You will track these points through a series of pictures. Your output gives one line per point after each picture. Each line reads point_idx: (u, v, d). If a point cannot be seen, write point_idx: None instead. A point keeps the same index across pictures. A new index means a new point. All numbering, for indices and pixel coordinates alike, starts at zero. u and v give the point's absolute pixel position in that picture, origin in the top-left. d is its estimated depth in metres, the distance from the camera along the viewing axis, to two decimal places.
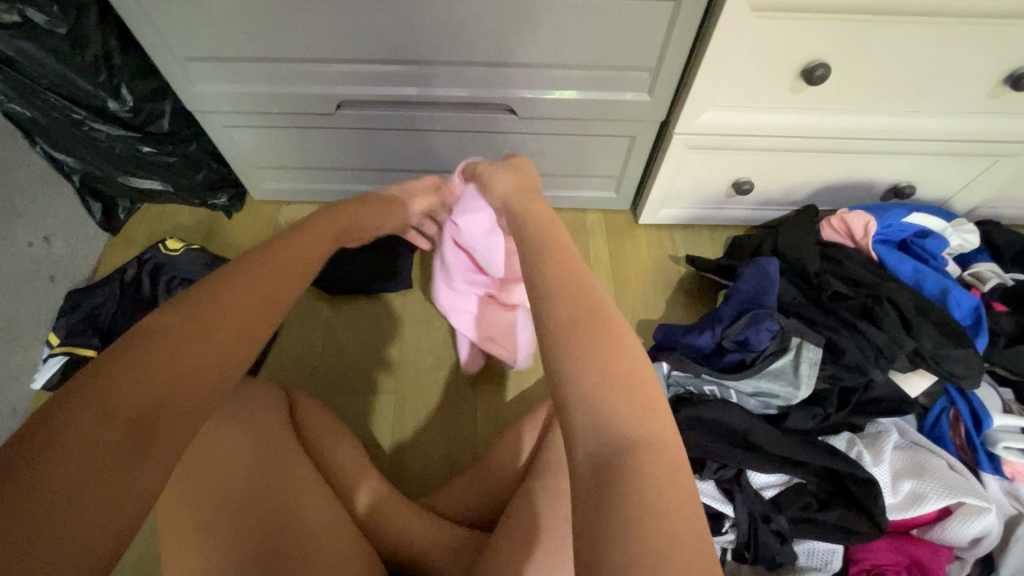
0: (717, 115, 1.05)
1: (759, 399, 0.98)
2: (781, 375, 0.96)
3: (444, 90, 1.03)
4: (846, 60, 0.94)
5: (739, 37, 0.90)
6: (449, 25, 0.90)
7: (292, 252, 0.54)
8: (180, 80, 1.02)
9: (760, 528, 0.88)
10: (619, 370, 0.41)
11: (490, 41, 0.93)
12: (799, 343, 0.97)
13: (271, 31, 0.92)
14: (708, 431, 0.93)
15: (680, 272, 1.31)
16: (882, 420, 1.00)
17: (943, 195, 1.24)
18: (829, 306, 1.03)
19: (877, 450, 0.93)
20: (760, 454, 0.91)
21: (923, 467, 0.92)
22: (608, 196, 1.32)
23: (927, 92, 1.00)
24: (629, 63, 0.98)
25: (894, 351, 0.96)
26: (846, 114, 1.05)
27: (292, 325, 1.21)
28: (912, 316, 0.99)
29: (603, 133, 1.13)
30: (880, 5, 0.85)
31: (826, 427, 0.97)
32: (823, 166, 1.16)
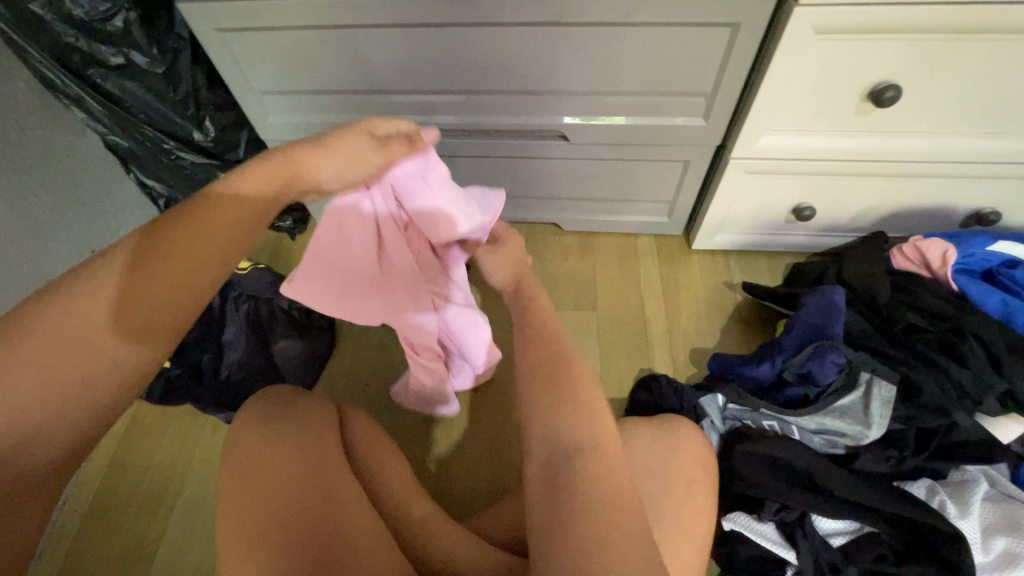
0: (774, 139, 1.02)
1: (825, 436, 0.92)
2: (849, 413, 0.91)
3: (498, 118, 1.07)
4: (916, 82, 0.90)
5: (800, 62, 0.88)
6: (506, 56, 0.94)
7: (200, 236, 0.47)
8: (257, 113, 1.11)
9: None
10: (570, 394, 0.56)
11: (542, 70, 0.96)
12: (870, 378, 0.91)
13: (338, 66, 0.99)
14: (766, 465, 0.89)
15: (735, 299, 1.26)
16: (969, 467, 0.90)
17: None
18: (903, 339, 0.96)
19: (964, 501, 0.84)
20: (828, 497, 0.85)
21: (1020, 521, 0.82)
22: (660, 222, 1.30)
23: (1010, 112, 0.93)
24: (683, 89, 0.97)
25: (981, 393, 0.89)
26: (917, 137, 0.99)
27: (344, 344, 1.25)
28: (1004, 353, 0.90)
29: (654, 159, 1.13)
30: (950, 25, 0.81)
31: (902, 471, 0.90)
32: (892, 190, 1.10)
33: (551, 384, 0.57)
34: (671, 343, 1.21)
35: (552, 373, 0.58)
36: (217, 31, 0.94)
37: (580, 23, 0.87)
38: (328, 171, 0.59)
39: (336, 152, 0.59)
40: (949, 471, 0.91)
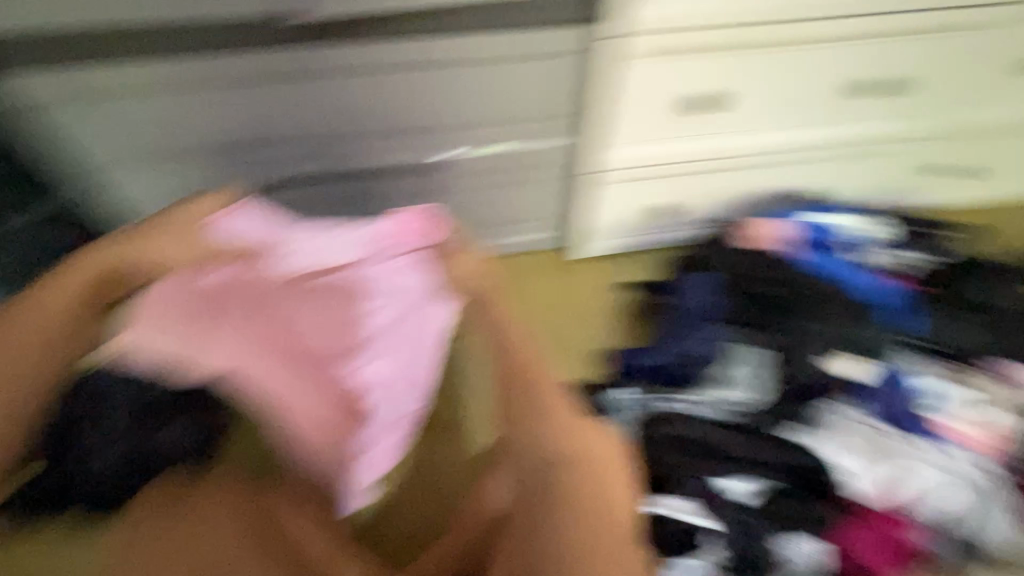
0: (613, 152, 1.11)
1: (713, 404, 1.01)
2: (718, 378, 1.03)
3: (364, 160, 1.07)
4: (711, 89, 1.04)
5: (612, 81, 1.00)
6: (359, 99, 0.97)
7: (42, 322, 0.66)
8: (91, 183, 1.01)
9: (744, 531, 0.91)
10: (542, 409, 0.66)
11: (394, 109, 1.00)
12: (740, 345, 1.05)
13: (179, 121, 0.95)
14: (676, 446, 0.97)
15: (622, 301, 1.28)
16: (819, 405, 1.01)
17: (861, 198, 1.28)
18: (751, 304, 1.09)
19: (817, 432, 0.98)
20: (732, 466, 0.94)
21: (878, 445, 0.96)
22: (545, 238, 1.36)
23: (797, 106, 1.09)
24: (527, 116, 1.05)
25: (814, 338, 1.04)
26: (730, 135, 1.13)
27: None
28: (825, 300, 1.06)
29: (521, 181, 1.17)
30: (718, 39, 0.97)
31: (775, 421, 0.99)
32: (724, 185, 1.20)
33: (521, 386, 0.68)
34: (574, 351, 1.24)
35: (524, 378, 0.69)
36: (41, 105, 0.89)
37: (425, 61, 0.94)
38: (167, 248, 0.72)
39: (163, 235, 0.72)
40: (807, 410, 1.01)
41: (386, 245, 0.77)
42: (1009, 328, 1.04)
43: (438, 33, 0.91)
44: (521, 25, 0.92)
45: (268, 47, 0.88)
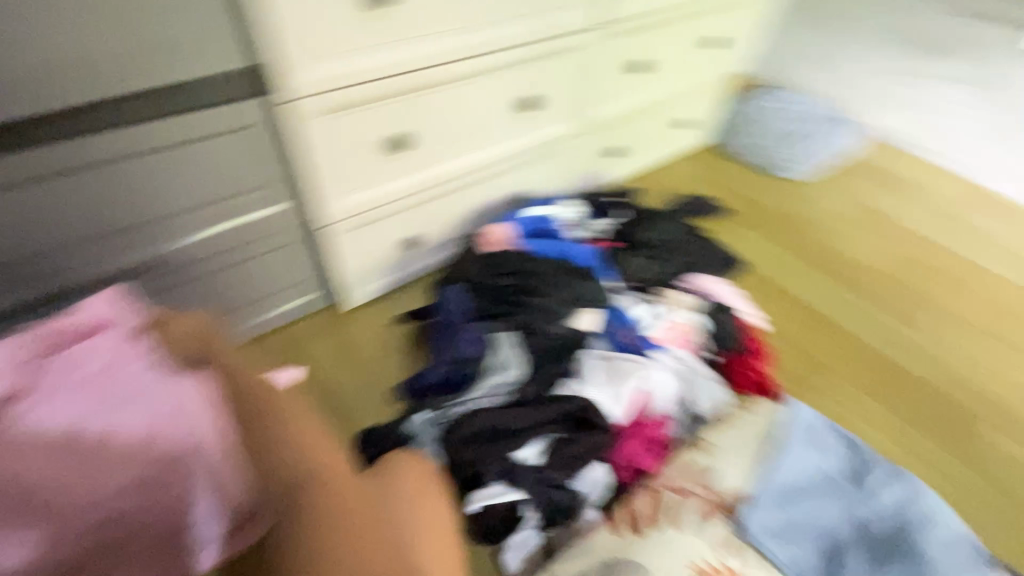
0: (340, 201, 0.95)
1: (489, 390, 0.88)
2: (494, 369, 0.89)
3: (70, 277, 0.82)
4: (417, 129, 0.97)
5: (305, 139, 0.86)
6: (40, 210, 0.75)
7: None
8: None
9: (544, 493, 0.78)
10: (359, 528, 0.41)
11: (74, 212, 0.77)
12: (496, 332, 0.92)
13: None
14: (465, 438, 0.81)
15: (400, 331, 1.10)
16: (590, 353, 0.93)
17: (589, 176, 1.41)
18: (502, 297, 0.98)
19: (588, 378, 0.89)
20: (516, 436, 0.82)
21: (618, 370, 0.89)
22: (308, 299, 1.10)
23: (512, 118, 1.09)
24: (235, 189, 0.88)
25: (560, 308, 0.96)
26: (455, 157, 1.06)
27: None
28: (557, 272, 1.01)
29: (248, 257, 0.97)
30: (401, 78, 0.89)
31: (548, 381, 0.88)
32: (467, 195, 1.14)
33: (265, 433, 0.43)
34: (363, 395, 1.01)
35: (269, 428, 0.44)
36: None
37: (95, 161, 0.75)
38: None
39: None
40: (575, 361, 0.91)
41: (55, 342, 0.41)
42: (698, 251, 1.19)
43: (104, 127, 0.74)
44: (197, 107, 0.79)
45: None
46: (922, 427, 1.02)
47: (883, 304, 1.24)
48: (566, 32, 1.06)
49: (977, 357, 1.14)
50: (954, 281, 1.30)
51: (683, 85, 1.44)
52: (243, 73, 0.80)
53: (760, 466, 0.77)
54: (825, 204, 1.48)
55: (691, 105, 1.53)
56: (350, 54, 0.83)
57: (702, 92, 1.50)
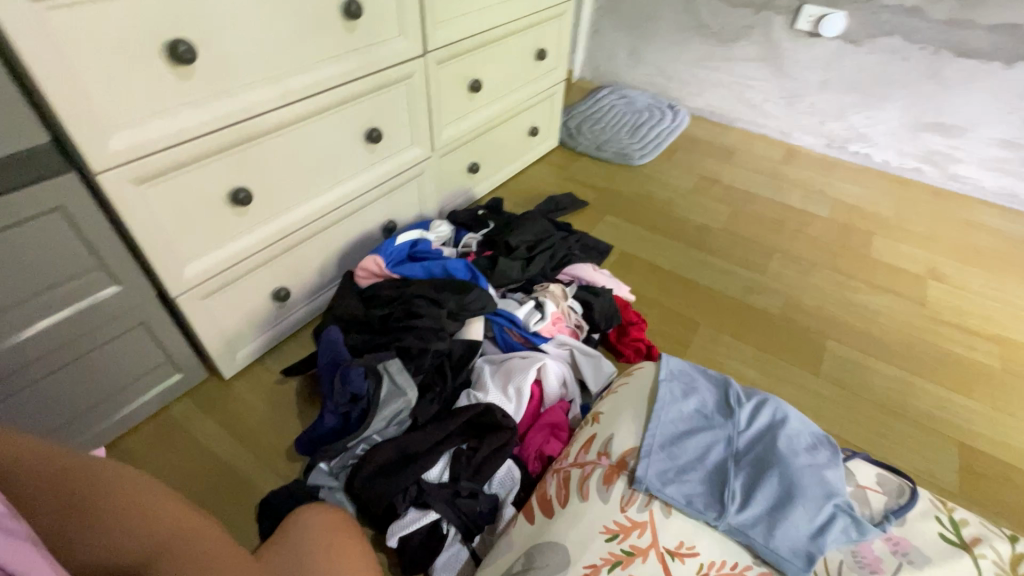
0: (198, 266, 0.90)
1: (388, 420, 0.86)
2: (390, 397, 0.88)
3: None
4: (263, 179, 0.94)
5: (138, 211, 0.79)
6: None
7: None
8: None
9: (460, 505, 0.80)
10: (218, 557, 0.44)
11: None
12: (384, 362, 0.90)
13: None
14: (377, 473, 0.82)
15: (293, 384, 1.07)
16: (480, 364, 0.98)
17: (456, 191, 1.47)
18: (387, 326, 0.98)
19: (483, 382, 0.93)
20: (423, 457, 0.82)
21: (507, 369, 0.95)
22: (175, 379, 1.00)
23: (365, 150, 1.11)
24: (65, 274, 0.78)
25: (445, 323, 0.97)
26: (312, 200, 1.05)
27: None
28: (438, 290, 1.02)
29: (101, 344, 0.87)
30: (236, 134, 0.86)
31: (446, 402, 0.92)
32: (334, 236, 1.14)
33: (53, 501, 0.43)
34: (265, 460, 0.95)
35: (55, 491, 0.43)
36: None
37: None
38: None
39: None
40: (470, 375, 0.96)
41: None
42: (560, 244, 1.29)
43: None
44: None
45: None
46: (765, 349, 1.22)
47: (714, 257, 1.46)
48: (399, 63, 1.08)
49: (789, 282, 1.39)
50: (761, 225, 1.57)
51: (523, 96, 1.56)
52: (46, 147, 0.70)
53: (645, 419, 0.84)
54: (665, 187, 1.70)
55: (533, 113, 1.66)
56: (168, 112, 0.77)
57: (537, 100, 1.64)
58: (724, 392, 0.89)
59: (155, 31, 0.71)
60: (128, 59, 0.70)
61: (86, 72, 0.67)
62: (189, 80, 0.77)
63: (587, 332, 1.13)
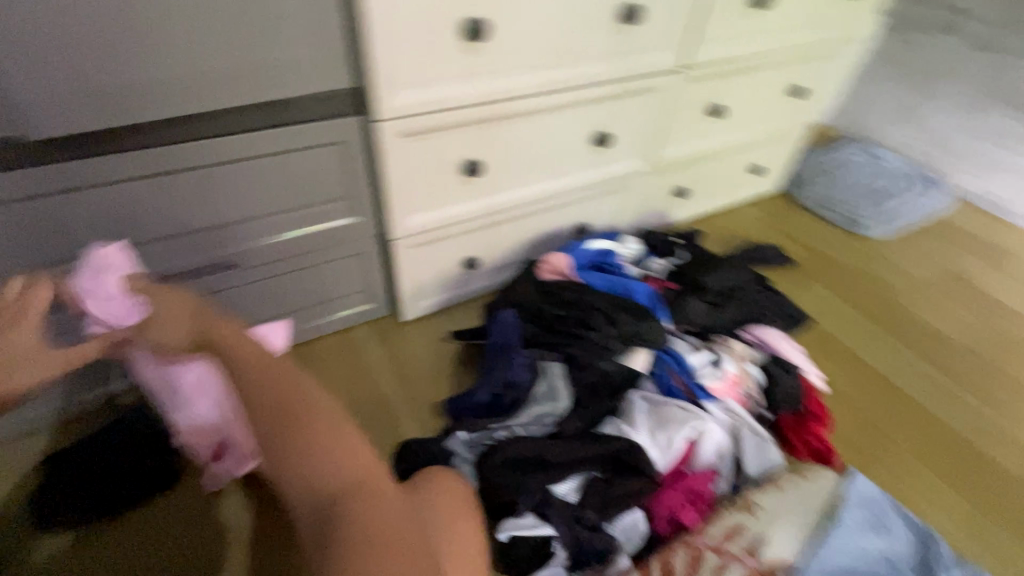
0: (419, 218, 0.99)
1: (534, 418, 0.87)
2: (543, 398, 0.88)
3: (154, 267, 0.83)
4: (495, 155, 0.99)
5: (395, 159, 0.88)
6: (148, 203, 0.77)
7: None
8: None
9: (577, 532, 0.77)
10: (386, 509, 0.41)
11: (171, 208, 0.79)
12: (548, 363, 0.91)
13: None
14: (508, 465, 0.82)
15: (454, 348, 1.14)
16: (633, 396, 0.92)
17: (655, 211, 1.41)
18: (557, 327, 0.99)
19: (634, 419, 0.88)
20: (556, 470, 0.81)
21: (664, 415, 0.88)
22: (368, 308, 1.13)
23: (590, 150, 1.11)
24: (321, 197, 0.90)
25: (614, 343, 0.95)
26: (528, 186, 1.09)
27: None
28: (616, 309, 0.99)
29: (327, 260, 0.99)
30: (489, 111, 0.91)
31: (591, 421, 0.88)
32: (532, 223, 1.18)
33: (255, 393, 0.46)
34: (413, 407, 1.03)
35: (257, 385, 0.46)
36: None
37: (195, 165, 0.77)
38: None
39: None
40: (619, 403, 0.91)
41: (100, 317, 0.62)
42: (755, 300, 1.16)
43: (211, 133, 0.76)
44: (297, 119, 0.80)
45: (23, 165, 0.68)
46: (979, 509, 0.97)
47: (941, 373, 1.20)
48: (653, 72, 1.06)
49: None
50: (1017, 354, 1.24)
51: (759, 132, 1.43)
52: (347, 91, 0.80)
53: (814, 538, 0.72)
54: (894, 271, 1.44)
55: (763, 151, 1.52)
56: (445, 81, 0.84)
57: (772, 139, 1.50)
58: (920, 552, 0.74)
59: (462, 7, 0.77)
60: (433, 29, 0.77)
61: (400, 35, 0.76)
62: (471, 55, 0.83)
63: (759, 406, 1.00)
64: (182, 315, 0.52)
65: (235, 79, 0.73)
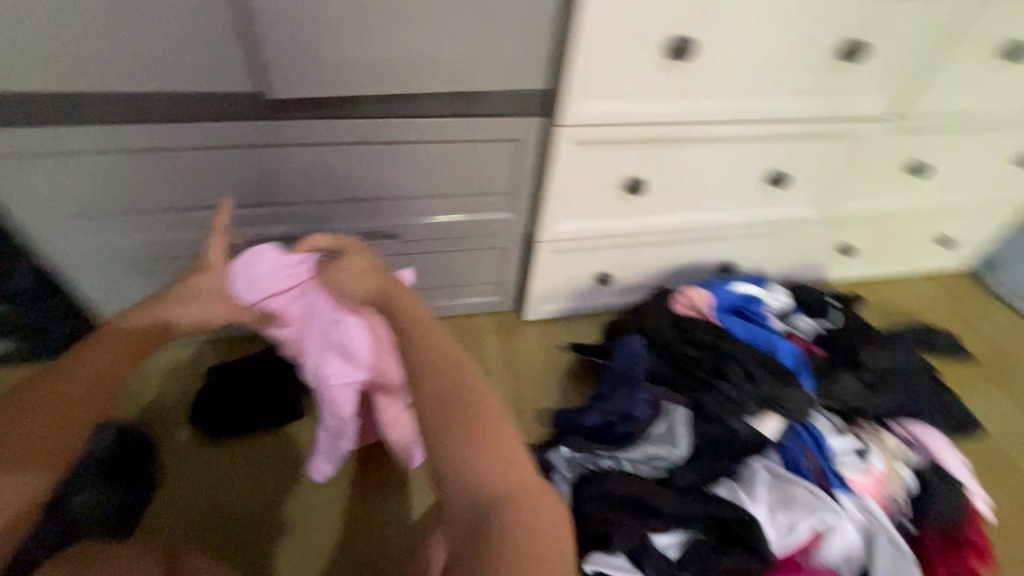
0: (569, 225, 0.99)
1: (645, 457, 0.83)
2: (661, 439, 0.83)
3: (326, 225, 0.89)
4: (661, 177, 0.95)
5: (567, 165, 0.88)
6: (337, 167, 0.81)
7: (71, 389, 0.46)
8: (36, 241, 0.79)
9: None
10: (545, 528, 0.41)
11: (354, 179, 0.83)
12: (672, 405, 0.86)
13: (106, 181, 0.75)
14: (613, 502, 0.78)
15: (568, 358, 1.13)
16: (755, 462, 0.84)
17: (812, 264, 1.28)
18: (687, 368, 0.93)
19: (754, 489, 0.80)
20: (662, 520, 0.76)
21: (789, 494, 0.79)
22: (493, 300, 1.15)
23: (762, 189, 1.03)
24: (485, 189, 0.91)
25: (748, 401, 0.87)
26: (685, 214, 1.03)
27: (172, 471, 0.92)
28: (756, 366, 0.91)
29: (473, 248, 1.02)
30: (669, 133, 0.88)
31: (706, 477, 0.82)
32: (677, 252, 1.12)
33: (428, 387, 0.47)
34: (519, 407, 1.04)
35: (430, 378, 0.48)
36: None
37: (386, 141, 0.79)
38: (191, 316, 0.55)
39: (196, 299, 0.56)
40: (739, 467, 0.84)
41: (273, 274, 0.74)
42: (922, 391, 1.00)
43: (410, 113, 0.77)
44: (489, 113, 0.80)
45: (247, 117, 0.72)
46: None
47: None
48: (859, 118, 0.95)
49: None
50: None
51: (963, 203, 1.24)
52: (539, 94, 0.80)
53: None
54: None
55: (961, 224, 1.31)
56: (634, 96, 0.81)
57: (977, 211, 1.28)
58: None
59: (677, 24, 0.75)
60: (637, 44, 0.75)
61: (604, 46, 0.74)
62: (667, 74, 0.80)
63: (902, 513, 0.86)
64: (380, 288, 0.61)
65: (447, 66, 0.73)
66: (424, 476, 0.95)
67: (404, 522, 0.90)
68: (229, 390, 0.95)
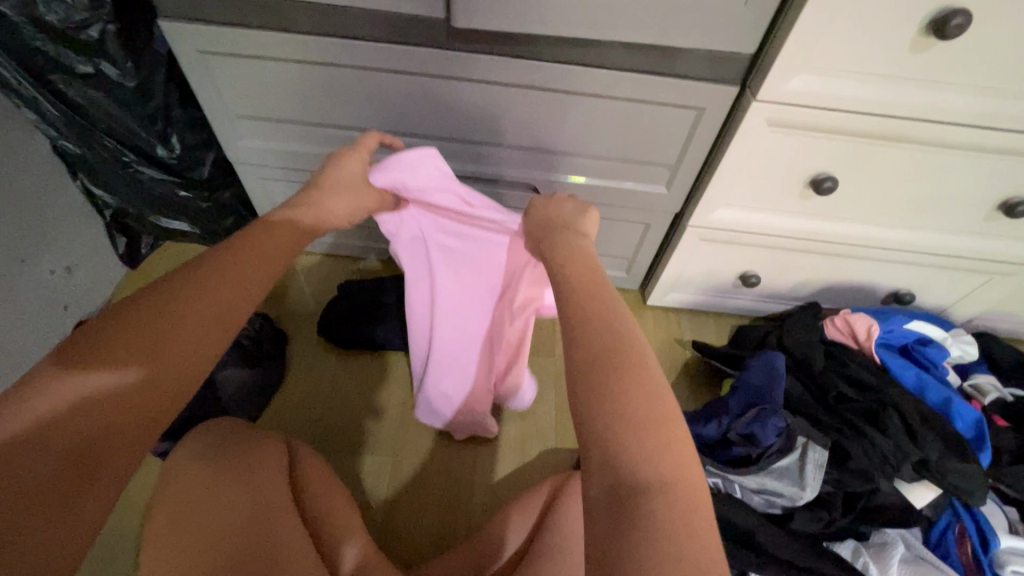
0: (730, 214, 0.88)
1: (761, 489, 0.75)
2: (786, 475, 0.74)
3: (475, 166, 0.87)
4: (859, 178, 0.80)
5: (751, 147, 0.77)
6: (500, 110, 0.77)
7: (253, 251, 0.44)
8: (225, 135, 0.85)
9: None
10: (695, 521, 0.33)
11: (513, 125, 0.80)
12: (805, 442, 0.74)
13: (289, 91, 0.78)
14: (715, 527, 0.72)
15: (684, 356, 1.06)
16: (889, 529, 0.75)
17: (1014, 316, 1.04)
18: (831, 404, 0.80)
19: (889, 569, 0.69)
20: (768, 560, 0.69)
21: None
22: (618, 277, 1.09)
23: (986, 214, 0.83)
24: (647, 158, 0.83)
25: (902, 460, 0.73)
26: (872, 226, 0.88)
27: (298, 369, 0.99)
28: (919, 424, 0.76)
29: (614, 219, 0.95)
30: (889, 128, 0.72)
31: (830, 531, 0.74)
32: (845, 268, 0.96)
33: (577, 337, 0.43)
34: None
35: (581, 331, 0.43)
36: (199, 52, 0.73)
37: (557, 88, 0.74)
38: (340, 206, 0.60)
39: (338, 198, 0.60)
40: (870, 530, 0.75)
41: (435, 186, 0.74)
42: None
43: (590, 62, 0.70)
44: (677, 74, 0.71)
45: (424, 44, 0.70)
46: None
47: None
48: None
49: None
50: None
51: None
52: (743, 58, 0.68)
53: None
54: None
55: None
56: (860, 76, 0.67)
57: None
58: None
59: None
60: (889, 12, 0.60)
61: (845, 11, 0.61)
62: (915, 53, 0.64)
63: None
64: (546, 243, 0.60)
65: (647, 15, 0.64)
66: (516, 437, 0.95)
67: (487, 478, 0.91)
68: (355, 308, 1.00)
